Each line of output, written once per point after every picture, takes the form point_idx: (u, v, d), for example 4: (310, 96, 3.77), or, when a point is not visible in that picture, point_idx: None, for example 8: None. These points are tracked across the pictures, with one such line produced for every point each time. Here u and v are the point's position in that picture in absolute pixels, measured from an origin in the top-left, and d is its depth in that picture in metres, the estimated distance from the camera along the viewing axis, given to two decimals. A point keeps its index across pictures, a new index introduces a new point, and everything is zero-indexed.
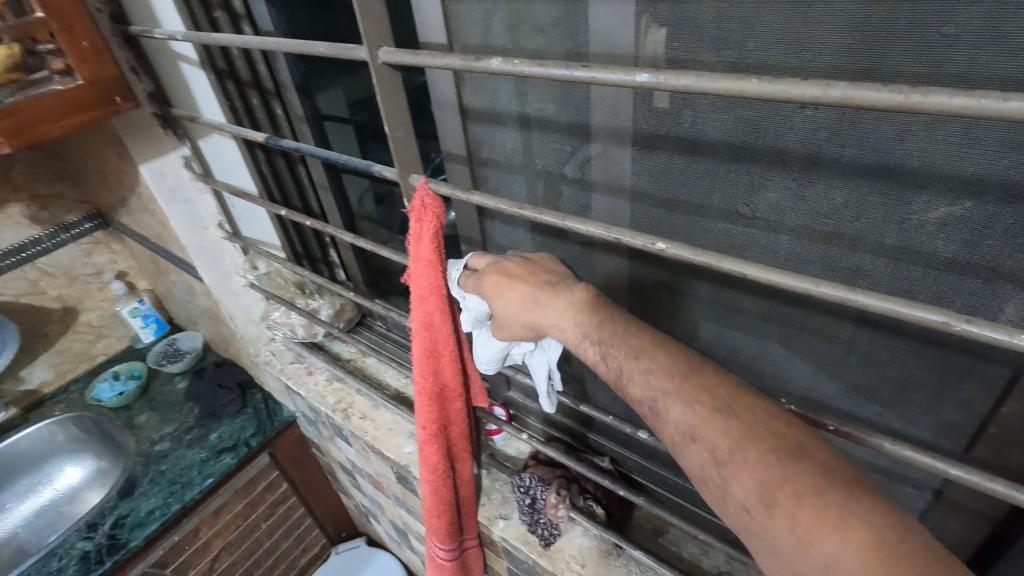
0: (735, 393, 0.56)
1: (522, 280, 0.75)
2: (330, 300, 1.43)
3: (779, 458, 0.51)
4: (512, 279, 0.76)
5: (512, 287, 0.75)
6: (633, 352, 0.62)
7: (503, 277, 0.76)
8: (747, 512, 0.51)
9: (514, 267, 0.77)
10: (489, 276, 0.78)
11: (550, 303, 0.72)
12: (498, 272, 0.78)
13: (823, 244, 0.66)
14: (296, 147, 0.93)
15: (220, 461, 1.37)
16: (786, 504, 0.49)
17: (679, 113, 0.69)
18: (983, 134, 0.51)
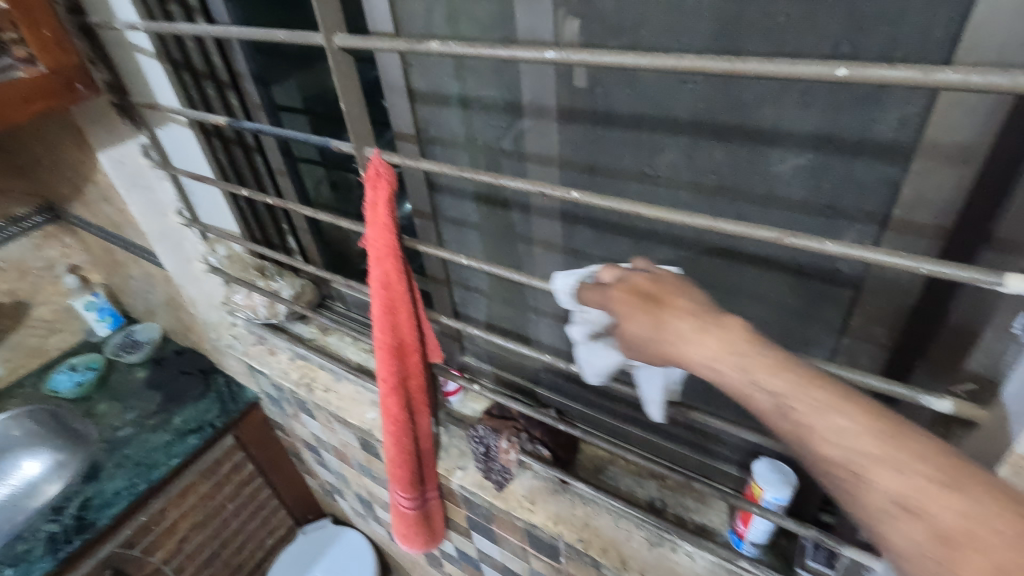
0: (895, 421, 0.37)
1: (680, 306, 0.44)
2: (291, 282, 1.31)
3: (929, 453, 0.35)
4: (653, 305, 0.46)
5: (656, 326, 0.44)
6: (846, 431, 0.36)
7: (638, 296, 0.47)
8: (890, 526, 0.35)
9: (653, 282, 0.47)
10: (612, 292, 0.50)
11: (719, 349, 0.40)
12: (630, 292, 0.48)
13: (710, 198, 0.64)
14: (257, 129, 0.90)
15: (185, 442, 1.33)
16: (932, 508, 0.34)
17: (595, 94, 0.65)
18: (815, 93, 0.52)
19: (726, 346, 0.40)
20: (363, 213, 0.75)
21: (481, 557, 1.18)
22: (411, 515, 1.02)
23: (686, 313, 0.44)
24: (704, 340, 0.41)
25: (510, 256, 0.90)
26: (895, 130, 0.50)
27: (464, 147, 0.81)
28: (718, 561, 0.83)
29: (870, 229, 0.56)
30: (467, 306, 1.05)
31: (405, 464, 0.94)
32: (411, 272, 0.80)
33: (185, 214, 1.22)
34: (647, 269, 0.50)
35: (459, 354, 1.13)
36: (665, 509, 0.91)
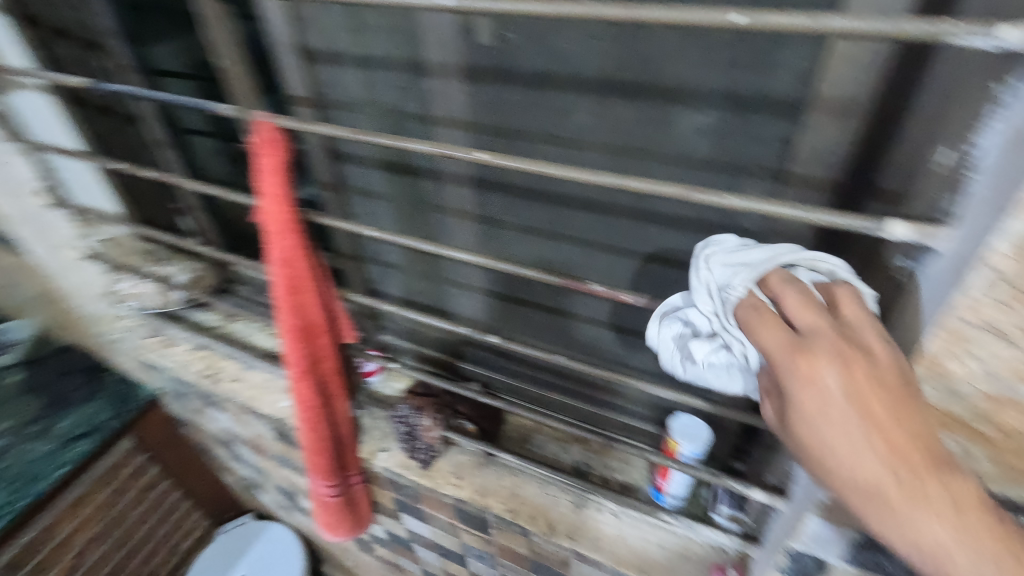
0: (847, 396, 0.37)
1: (904, 433, 0.37)
2: (183, 266, 1.19)
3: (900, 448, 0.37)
4: (872, 422, 0.37)
5: (874, 451, 0.37)
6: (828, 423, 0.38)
7: (856, 400, 0.37)
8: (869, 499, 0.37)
9: (872, 380, 0.37)
10: (797, 362, 0.38)
11: (938, 511, 0.36)
12: (843, 392, 0.37)
13: (620, 159, 0.63)
14: (122, 91, 0.79)
15: (69, 450, 1.19)
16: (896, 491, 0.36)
17: (501, 50, 0.62)
18: (717, 49, 0.51)
19: (943, 498, 0.36)
20: (254, 185, 0.68)
21: (412, 537, 1.16)
22: (334, 503, 0.98)
23: (914, 453, 0.37)
24: (919, 497, 0.36)
25: (423, 227, 0.85)
26: (792, 86, 0.51)
27: (365, 111, 0.76)
28: (640, 516, 0.86)
29: (770, 185, 0.57)
30: (382, 282, 1.00)
31: (323, 451, 0.90)
32: (313, 248, 0.74)
33: (48, 194, 1.08)
34: (854, 341, 0.39)
35: (379, 333, 1.07)
36: (590, 472, 0.92)
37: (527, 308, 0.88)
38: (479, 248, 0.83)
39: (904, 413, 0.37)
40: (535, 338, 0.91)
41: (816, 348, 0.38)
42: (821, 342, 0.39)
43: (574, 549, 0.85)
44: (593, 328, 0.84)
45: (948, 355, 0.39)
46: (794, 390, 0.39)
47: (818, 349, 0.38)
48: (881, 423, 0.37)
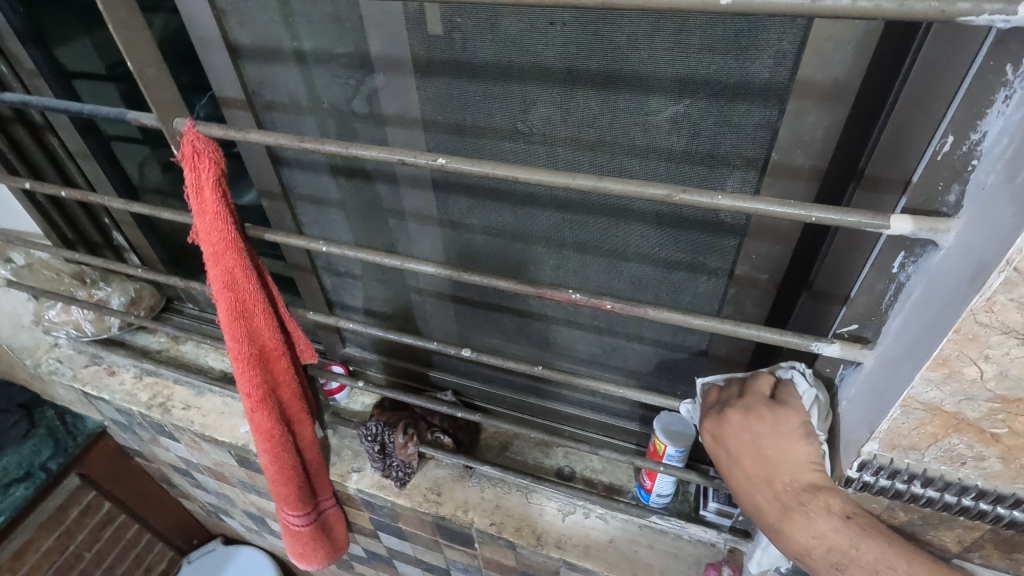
0: (769, 427, 0.50)
1: (785, 469, 0.49)
2: (121, 287, 1.10)
3: (803, 474, 0.49)
4: (759, 467, 0.50)
5: (762, 483, 0.50)
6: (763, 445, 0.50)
7: (745, 444, 0.51)
8: (777, 499, 0.49)
9: (761, 429, 0.50)
10: (732, 416, 0.52)
11: (815, 523, 0.47)
12: (731, 437, 0.52)
13: (590, 154, 0.59)
14: (22, 101, 0.69)
15: (7, 496, 1.08)
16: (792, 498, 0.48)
17: (454, 41, 0.56)
18: (690, 30, 0.47)
19: (822, 515, 0.47)
20: (187, 201, 0.60)
21: (393, 554, 1.11)
22: (305, 532, 0.92)
23: (786, 482, 0.49)
24: (797, 514, 0.48)
25: (381, 234, 0.79)
26: (770, 69, 0.47)
27: (309, 112, 0.69)
28: (629, 518, 0.84)
29: (750, 175, 0.54)
30: (342, 293, 0.93)
31: (290, 480, 0.84)
32: (262, 266, 0.67)
33: None
34: (754, 402, 0.52)
35: (341, 346, 1.02)
36: (574, 476, 0.89)
37: (497, 313, 0.83)
38: (444, 253, 0.77)
39: (807, 450, 0.49)
40: (508, 342, 0.87)
41: (725, 415, 0.53)
42: (728, 411, 0.53)
43: (564, 559, 0.82)
44: (568, 329, 0.80)
45: (962, 358, 0.36)
46: (717, 445, 0.53)
47: (724, 416, 0.53)
48: (763, 463, 0.50)
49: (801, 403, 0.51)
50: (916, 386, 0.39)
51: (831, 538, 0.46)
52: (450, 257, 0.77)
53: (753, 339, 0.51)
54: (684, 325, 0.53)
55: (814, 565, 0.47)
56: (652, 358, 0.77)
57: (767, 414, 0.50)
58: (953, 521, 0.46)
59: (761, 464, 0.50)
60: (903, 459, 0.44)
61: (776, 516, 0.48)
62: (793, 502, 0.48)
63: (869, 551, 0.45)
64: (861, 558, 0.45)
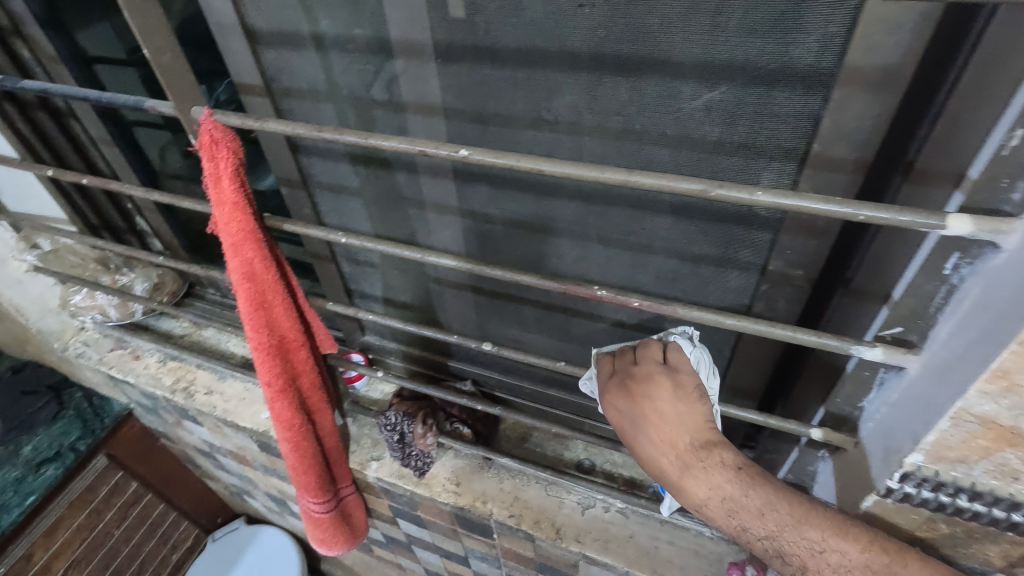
0: (669, 391, 0.54)
1: (685, 430, 0.52)
2: (144, 273, 1.11)
3: (700, 432, 0.52)
4: (662, 430, 0.53)
5: (664, 446, 0.53)
6: (660, 409, 0.53)
7: (646, 411, 0.54)
8: (678, 459, 0.52)
9: (660, 394, 0.54)
10: (630, 383, 0.55)
11: (712, 476, 0.50)
12: (635, 404, 0.54)
13: (617, 144, 0.56)
14: (41, 89, 0.69)
15: (39, 475, 1.12)
16: (690, 458, 0.51)
17: (477, 25, 0.54)
18: (729, 12, 0.44)
19: (718, 469, 0.50)
20: (205, 191, 0.59)
21: (411, 540, 1.12)
22: (326, 519, 0.93)
23: (687, 442, 0.52)
24: (696, 470, 0.51)
25: (400, 224, 0.78)
26: (814, 55, 0.44)
27: (327, 99, 0.67)
28: (649, 514, 0.82)
29: (788, 167, 0.51)
30: (360, 281, 0.92)
31: (310, 468, 0.84)
32: (281, 256, 0.67)
33: None
34: (652, 370, 0.55)
35: (360, 335, 1.01)
36: (594, 469, 0.88)
37: (517, 304, 0.81)
38: (464, 244, 0.76)
39: (699, 411, 0.53)
40: (529, 334, 0.85)
41: (626, 385, 0.56)
42: (628, 380, 0.56)
43: (583, 553, 0.81)
44: (590, 323, 0.78)
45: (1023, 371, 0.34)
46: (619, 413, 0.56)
47: (625, 386, 0.56)
48: (665, 426, 0.53)
49: (690, 365, 0.56)
50: (969, 400, 0.37)
51: (725, 488, 0.50)
52: (470, 248, 0.76)
53: (785, 340, 0.49)
54: (716, 325, 0.52)
55: (710, 515, 0.51)
56: None
57: (665, 380, 0.54)
58: (998, 535, 0.44)
59: (660, 428, 0.53)
60: (949, 472, 0.43)
61: (677, 474, 0.52)
62: (693, 460, 0.51)
63: (758, 497, 0.49)
64: (750, 505, 0.49)
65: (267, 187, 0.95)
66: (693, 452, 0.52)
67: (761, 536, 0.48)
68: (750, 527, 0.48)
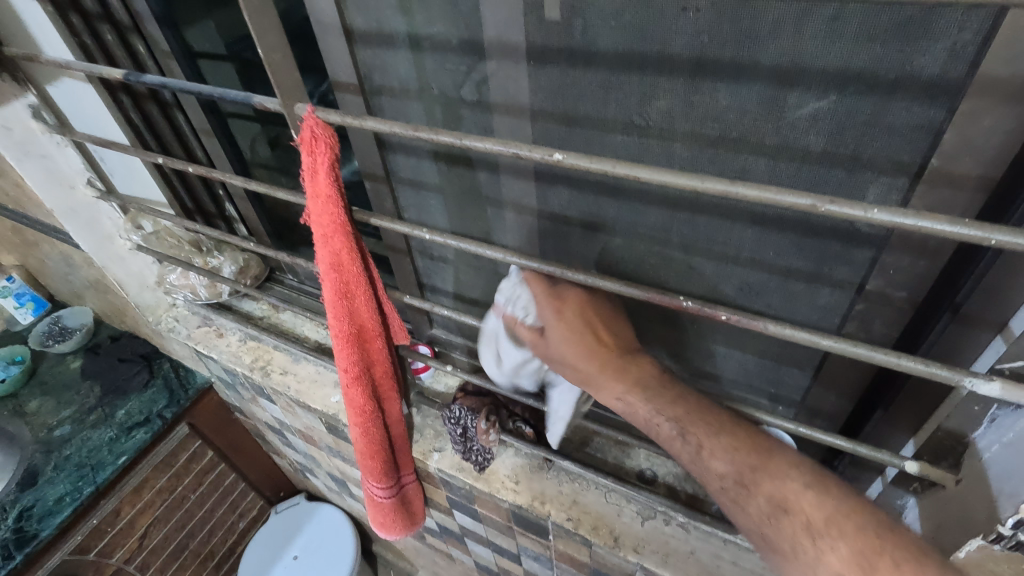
0: (587, 307, 0.65)
1: (595, 335, 0.63)
2: (232, 256, 1.18)
3: (609, 341, 0.63)
4: (578, 335, 0.63)
5: (577, 345, 0.63)
6: (576, 319, 0.64)
7: (566, 316, 0.64)
8: (588, 355, 0.62)
9: (581, 307, 0.65)
10: (557, 295, 0.66)
11: (613, 370, 0.60)
12: (562, 313, 0.64)
13: (711, 152, 0.55)
14: (161, 83, 0.73)
15: (131, 438, 1.21)
16: (597, 358, 0.61)
17: (574, 27, 0.53)
18: (848, 17, 0.42)
19: (617, 366, 0.60)
20: (301, 184, 0.62)
21: (465, 532, 1.14)
22: (387, 504, 0.96)
23: (596, 345, 0.62)
24: (599, 366, 0.61)
25: (477, 221, 0.79)
26: (941, 64, 0.41)
27: (416, 97, 0.69)
28: (712, 531, 0.80)
29: (899, 182, 0.48)
30: (432, 276, 0.94)
31: (377, 453, 0.87)
32: (365, 249, 0.69)
33: (97, 184, 1.07)
34: (575, 291, 0.67)
35: (428, 328, 1.03)
36: (656, 480, 0.86)
37: None
38: (540, 243, 0.76)
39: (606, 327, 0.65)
40: None
41: (559, 298, 0.65)
42: (559, 300, 0.66)
43: (641, 563, 0.79)
44: (663, 331, 0.77)
45: None
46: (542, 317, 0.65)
47: (556, 299, 0.65)
48: (581, 333, 0.63)
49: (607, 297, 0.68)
50: None
51: (622, 378, 0.59)
52: (546, 248, 0.76)
53: (886, 365, 0.46)
54: (810, 345, 0.49)
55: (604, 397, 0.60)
56: (753, 369, 0.72)
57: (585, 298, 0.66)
58: None
59: (577, 330, 0.63)
60: None
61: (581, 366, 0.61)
62: (598, 359, 0.61)
63: (647, 391, 0.58)
64: (638, 394, 0.58)
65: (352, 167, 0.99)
66: (601, 353, 0.62)
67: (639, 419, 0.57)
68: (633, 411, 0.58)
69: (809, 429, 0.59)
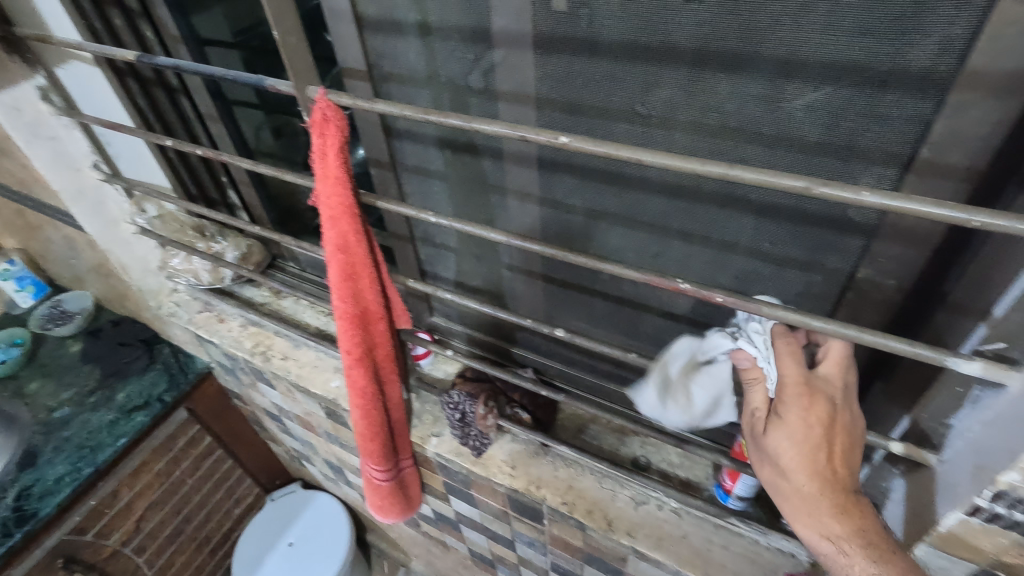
0: (828, 416, 0.53)
1: (848, 459, 0.53)
2: (235, 242, 1.19)
3: (849, 462, 0.53)
4: (820, 450, 0.53)
5: (823, 460, 0.53)
6: (841, 420, 0.53)
7: (830, 419, 0.53)
8: (812, 494, 0.53)
9: (821, 420, 0.53)
10: (803, 394, 0.53)
11: (827, 523, 0.52)
12: (814, 412, 0.53)
13: (710, 141, 0.57)
14: (175, 66, 0.73)
15: (131, 421, 1.22)
16: (840, 483, 0.53)
17: (580, 17, 0.55)
18: (843, 12, 0.44)
19: (853, 507, 0.53)
20: (311, 165, 0.64)
21: (460, 518, 1.15)
22: (385, 487, 0.97)
23: (839, 465, 0.53)
24: (822, 505, 0.53)
25: (481, 209, 0.81)
26: (932, 57, 0.43)
27: (424, 84, 0.70)
28: (704, 516, 0.82)
29: (890, 172, 0.50)
30: (435, 264, 0.96)
31: (376, 436, 0.88)
32: (371, 232, 0.70)
33: (103, 168, 1.07)
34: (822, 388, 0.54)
35: (428, 315, 1.05)
36: (650, 466, 0.88)
37: (587, 296, 0.83)
38: (541, 231, 0.78)
39: (844, 451, 0.53)
40: (595, 327, 0.87)
41: (815, 385, 0.53)
42: (818, 389, 0.54)
43: (633, 547, 0.81)
44: (660, 318, 0.79)
45: None
46: (782, 400, 0.54)
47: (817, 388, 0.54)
48: (834, 449, 0.53)
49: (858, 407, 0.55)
50: None
51: (841, 532, 0.52)
52: (547, 236, 0.78)
53: (872, 345, 0.48)
54: (802, 327, 0.50)
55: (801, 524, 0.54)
56: None
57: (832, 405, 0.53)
58: None
59: (829, 441, 0.53)
60: None
61: (809, 494, 0.53)
62: (830, 493, 0.52)
63: (863, 532, 0.52)
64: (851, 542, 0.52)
65: (358, 153, 1.01)
66: (843, 472, 0.53)
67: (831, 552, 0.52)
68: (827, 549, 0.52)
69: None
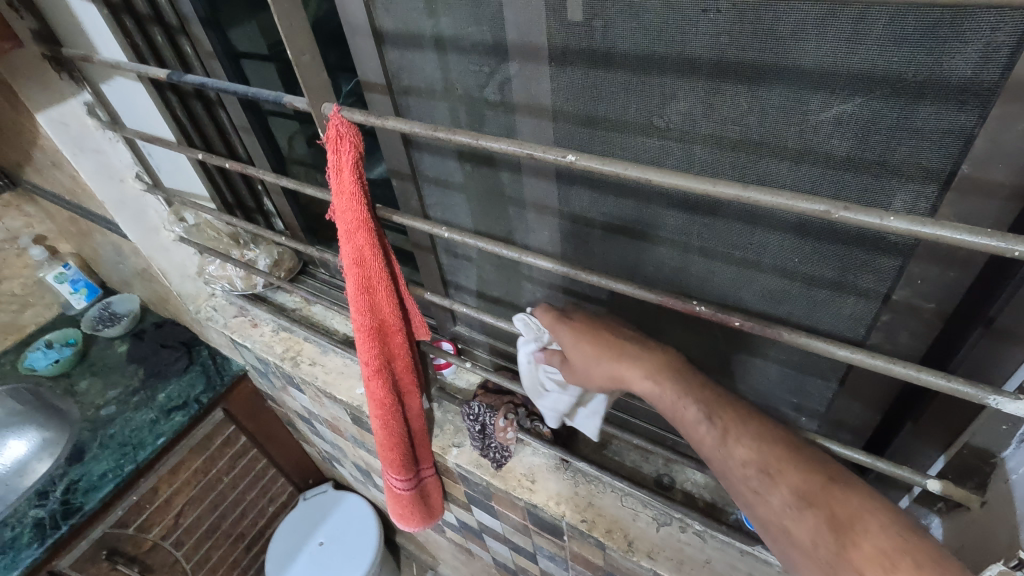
0: (591, 320, 0.65)
1: (615, 331, 0.63)
2: (267, 249, 1.22)
3: (627, 339, 0.61)
4: (592, 334, 0.63)
5: (599, 344, 0.62)
6: (595, 322, 0.65)
7: (578, 322, 0.66)
8: (616, 359, 0.59)
9: (584, 324, 0.65)
10: (565, 323, 0.67)
11: (642, 367, 0.57)
12: (574, 323, 0.66)
13: (732, 156, 0.54)
14: (201, 84, 0.76)
15: (170, 420, 1.27)
16: (626, 350, 0.60)
17: (595, 29, 0.53)
18: (871, 21, 0.41)
19: (645, 354, 0.58)
20: (327, 181, 0.64)
21: (483, 528, 1.15)
22: (406, 496, 0.98)
23: (614, 336, 0.62)
24: (628, 360, 0.58)
25: (500, 221, 0.80)
26: (972, 66, 0.40)
27: (441, 97, 0.70)
28: (729, 541, 0.78)
29: (927, 190, 0.46)
30: (456, 274, 0.96)
31: (396, 446, 0.89)
32: (387, 245, 0.71)
33: (144, 178, 1.13)
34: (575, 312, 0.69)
35: (452, 324, 1.05)
36: (674, 486, 0.85)
37: (608, 311, 0.80)
38: (560, 243, 0.76)
39: (612, 328, 0.63)
40: None
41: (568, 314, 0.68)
42: (573, 312, 0.68)
43: (654, 569, 0.78)
44: (683, 335, 0.76)
45: None
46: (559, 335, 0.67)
47: (569, 312, 0.68)
48: (610, 327, 0.63)
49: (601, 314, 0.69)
50: None
51: (662, 373, 0.56)
52: (566, 250, 0.76)
53: (902, 378, 0.45)
54: (827, 355, 0.48)
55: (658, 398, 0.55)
56: (776, 376, 0.71)
57: (591, 315, 0.67)
58: None
59: (593, 331, 0.63)
60: None
61: (620, 362, 0.59)
62: (626, 351, 0.59)
63: (686, 383, 0.55)
64: (662, 378, 0.56)
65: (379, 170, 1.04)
66: (620, 342, 0.61)
67: (702, 416, 0.52)
68: (694, 406, 0.52)
69: (828, 441, 0.59)
